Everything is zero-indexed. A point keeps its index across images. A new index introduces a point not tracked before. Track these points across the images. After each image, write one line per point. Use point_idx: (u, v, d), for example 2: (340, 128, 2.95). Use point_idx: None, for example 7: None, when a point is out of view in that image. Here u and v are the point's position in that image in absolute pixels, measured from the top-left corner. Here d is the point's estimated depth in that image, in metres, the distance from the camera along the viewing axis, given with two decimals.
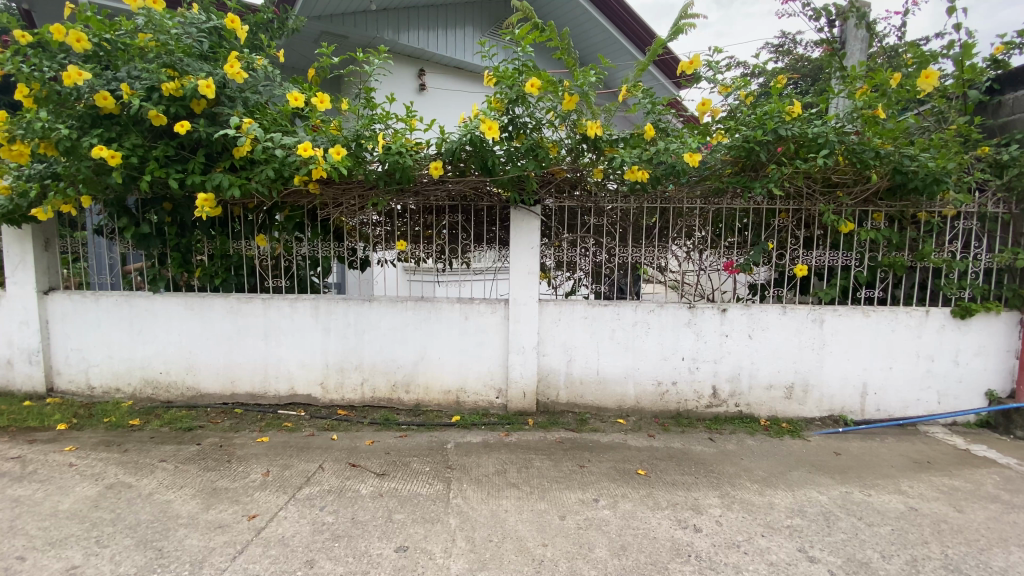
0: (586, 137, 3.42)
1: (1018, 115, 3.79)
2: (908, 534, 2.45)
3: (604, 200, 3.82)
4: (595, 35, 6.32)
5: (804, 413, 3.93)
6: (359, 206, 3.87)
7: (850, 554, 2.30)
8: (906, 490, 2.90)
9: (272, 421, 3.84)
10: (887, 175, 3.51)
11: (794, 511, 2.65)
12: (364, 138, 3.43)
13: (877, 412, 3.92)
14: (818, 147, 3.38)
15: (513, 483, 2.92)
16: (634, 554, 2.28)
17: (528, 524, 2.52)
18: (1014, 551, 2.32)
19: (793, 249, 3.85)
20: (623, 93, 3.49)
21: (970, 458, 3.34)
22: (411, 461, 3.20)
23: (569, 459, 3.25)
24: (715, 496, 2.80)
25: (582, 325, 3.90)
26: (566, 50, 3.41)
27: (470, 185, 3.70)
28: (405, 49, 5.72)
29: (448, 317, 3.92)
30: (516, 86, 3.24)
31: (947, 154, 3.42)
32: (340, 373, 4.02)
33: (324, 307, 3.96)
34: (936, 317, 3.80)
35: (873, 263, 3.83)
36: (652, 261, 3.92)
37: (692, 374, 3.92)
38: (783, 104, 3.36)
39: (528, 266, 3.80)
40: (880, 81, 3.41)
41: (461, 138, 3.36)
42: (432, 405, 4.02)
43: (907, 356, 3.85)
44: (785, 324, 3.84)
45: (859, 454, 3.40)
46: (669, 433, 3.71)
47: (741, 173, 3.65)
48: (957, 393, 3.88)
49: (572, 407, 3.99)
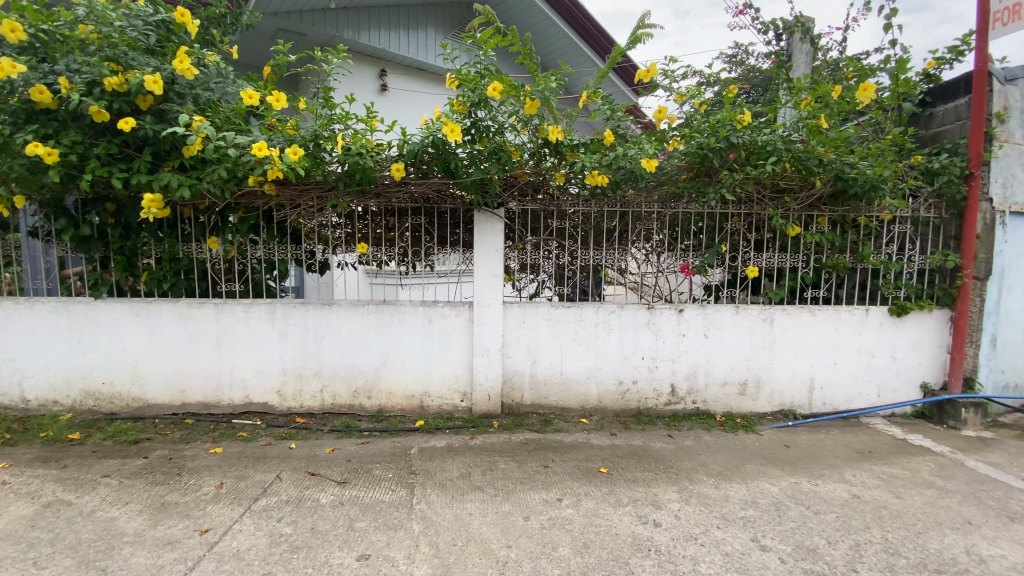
0: (548, 142, 3.47)
1: (947, 126, 4.10)
2: (851, 520, 2.60)
3: (566, 205, 3.87)
4: (556, 41, 6.41)
5: (756, 408, 4.10)
6: (318, 208, 3.76)
7: (799, 541, 2.42)
8: (850, 478, 3.07)
9: (226, 431, 3.69)
10: (829, 182, 3.70)
11: (747, 503, 2.76)
12: (322, 138, 3.33)
13: (824, 406, 4.13)
14: (767, 154, 3.56)
15: (477, 486, 2.92)
16: (597, 551, 2.32)
17: (492, 526, 2.52)
18: (947, 534, 2.49)
19: (744, 252, 4.01)
20: (584, 99, 3.55)
21: (908, 447, 3.56)
22: (373, 468, 3.14)
23: (534, 460, 3.28)
24: (674, 491, 2.88)
25: (546, 327, 3.94)
26: (528, 54, 3.42)
27: (432, 188, 3.67)
28: (366, 49, 5.65)
29: (412, 322, 3.87)
30: (478, 90, 3.26)
31: (883, 162, 3.65)
32: (298, 380, 3.91)
33: (282, 312, 3.84)
34: (876, 316, 4.04)
35: (818, 265, 4.03)
36: (612, 263, 4.00)
37: (651, 373, 4.02)
38: (734, 113, 3.54)
39: (492, 268, 3.81)
40: (823, 93, 3.65)
41: (422, 140, 3.32)
42: (395, 410, 3.96)
43: (850, 353, 4.08)
44: (738, 323, 4.00)
45: (807, 446, 3.57)
46: (630, 431, 3.80)
47: (696, 179, 3.82)
48: (895, 385, 4.14)
49: (536, 408, 4.01)
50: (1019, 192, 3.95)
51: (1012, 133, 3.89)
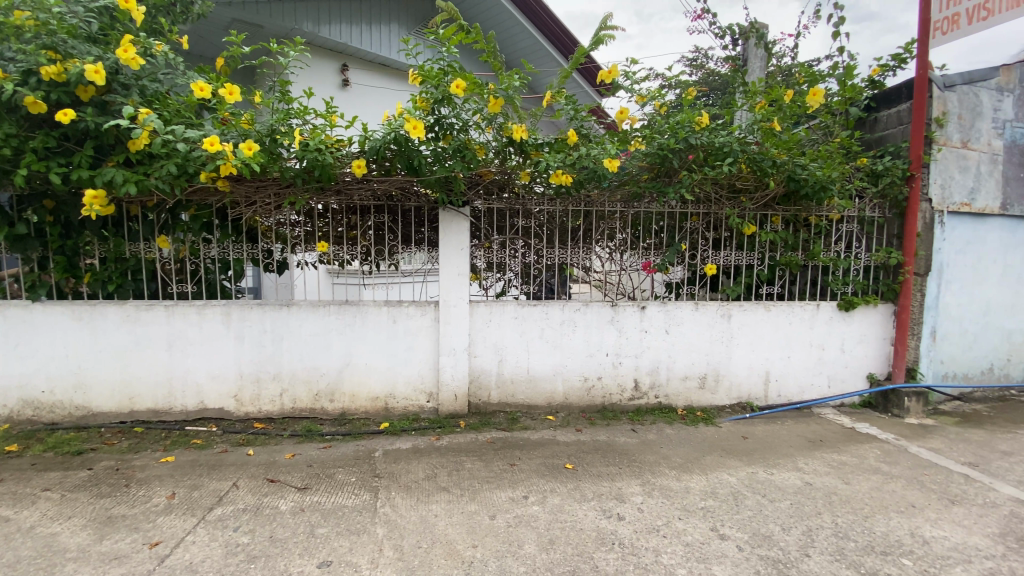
0: (512, 141, 3.44)
1: (890, 130, 4.34)
2: (804, 507, 2.71)
3: (531, 203, 3.88)
4: (520, 40, 6.44)
5: (716, 401, 4.23)
6: (275, 205, 3.65)
7: (755, 529, 2.50)
8: (802, 467, 3.20)
9: (178, 439, 3.53)
10: (782, 183, 3.85)
11: (707, 493, 2.84)
12: (278, 133, 3.22)
13: (779, 397, 4.30)
14: (724, 155, 3.68)
15: (443, 487, 2.89)
16: (562, 546, 2.34)
17: (457, 526, 2.50)
18: (892, 517, 2.63)
19: (703, 250, 4.13)
20: (547, 98, 3.56)
21: (856, 435, 3.74)
22: (335, 472, 3.07)
23: (500, 458, 3.27)
24: (637, 484, 2.94)
25: (512, 326, 3.94)
26: (492, 53, 3.41)
27: (396, 185, 3.61)
28: (326, 43, 5.52)
29: (375, 322, 3.80)
30: (441, 87, 3.21)
31: (832, 164, 3.83)
32: (256, 384, 3.78)
33: (238, 314, 3.70)
34: (826, 311, 4.23)
35: (772, 262, 4.19)
36: (576, 262, 4.05)
37: (616, 368, 4.08)
38: (693, 115, 3.67)
39: (458, 267, 3.78)
40: (776, 97, 3.80)
41: (384, 137, 3.25)
42: (359, 413, 3.88)
43: (802, 346, 4.25)
44: (698, 319, 4.11)
45: (763, 436, 3.70)
46: (595, 427, 3.85)
47: (657, 179, 3.91)
48: (844, 376, 4.34)
49: (503, 407, 4.01)
50: (957, 193, 4.21)
51: (950, 137, 4.14)
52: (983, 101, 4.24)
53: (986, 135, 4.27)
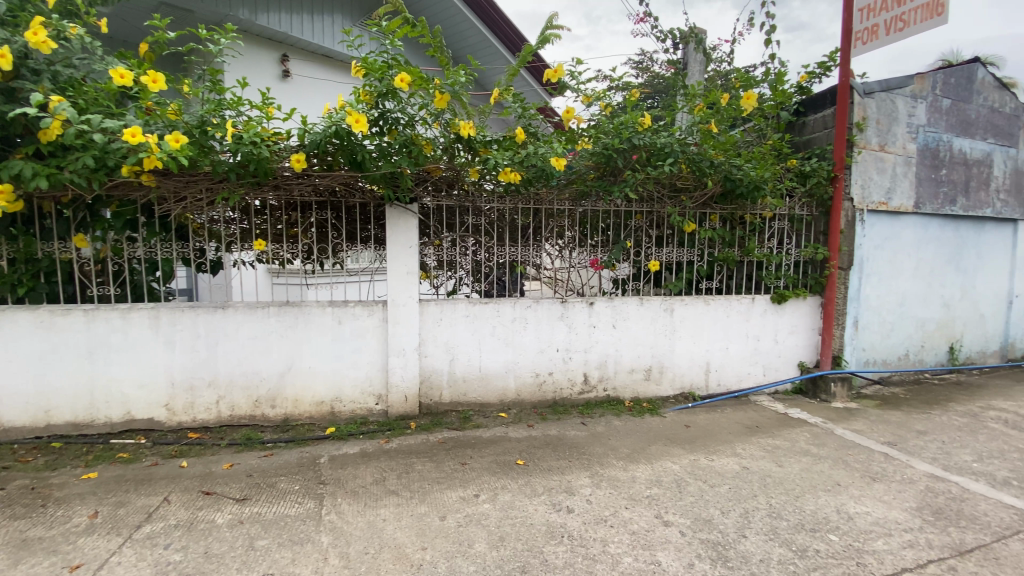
0: (460, 137, 3.39)
1: (816, 134, 4.63)
2: (741, 490, 2.85)
3: (481, 201, 3.87)
4: (469, 36, 6.40)
5: (661, 392, 4.38)
6: (207, 201, 3.44)
7: (696, 514, 2.61)
8: (740, 452, 3.37)
9: (102, 453, 3.27)
10: (720, 182, 4.03)
11: (653, 482, 2.93)
12: (209, 124, 3.03)
13: (719, 386, 4.50)
14: (665, 155, 3.82)
15: (392, 491, 2.83)
16: (512, 543, 2.34)
17: (407, 530, 2.45)
18: (820, 495, 2.81)
19: (647, 247, 4.26)
20: (495, 95, 3.55)
21: (789, 420, 3.98)
22: (277, 481, 2.94)
23: (451, 458, 3.24)
24: (587, 477, 2.99)
25: (463, 325, 3.91)
26: (439, 48, 3.36)
27: (339, 181, 3.47)
28: (264, 32, 5.28)
29: (320, 323, 3.67)
30: (385, 80, 3.14)
31: (764, 164, 4.05)
32: (189, 392, 3.56)
33: (167, 318, 3.47)
34: (760, 304, 4.47)
35: (711, 258, 4.38)
36: (527, 259, 4.07)
37: (566, 363, 4.14)
38: (636, 116, 3.80)
39: (407, 266, 3.71)
40: (713, 100, 4.01)
41: (325, 130, 3.09)
42: (303, 418, 3.73)
43: (740, 338, 4.48)
44: (642, 314, 4.24)
45: (704, 424, 3.87)
46: (547, 422, 3.89)
47: (603, 178, 4.02)
48: (777, 365, 4.61)
49: (455, 407, 3.97)
50: (875, 193, 4.56)
51: (869, 140, 4.47)
52: (899, 108, 4.60)
53: (901, 139, 4.64)
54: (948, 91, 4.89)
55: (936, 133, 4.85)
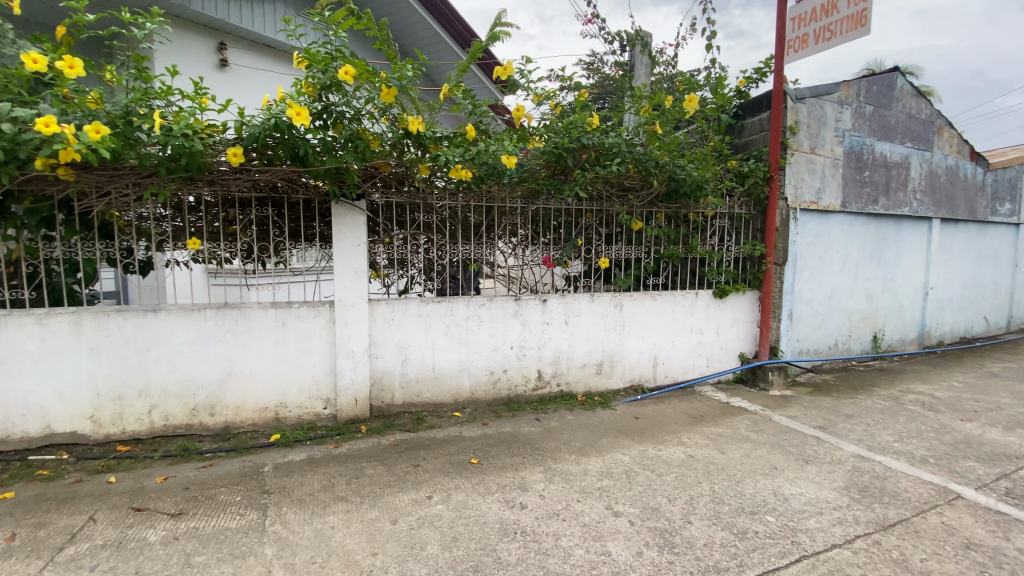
0: (409, 133, 3.34)
1: (753, 136, 4.87)
2: (687, 478, 2.97)
3: (432, 198, 3.81)
4: (419, 31, 6.30)
5: (612, 385, 4.48)
6: (134, 197, 3.22)
7: (645, 503, 2.69)
8: (686, 441, 3.50)
9: (18, 472, 2.99)
10: (665, 182, 4.17)
11: (603, 474, 3.00)
12: (135, 114, 2.81)
13: (666, 378, 4.66)
14: (614, 155, 3.92)
15: (342, 497, 2.75)
16: (465, 543, 2.33)
17: (356, 536, 2.39)
18: (758, 479, 2.97)
19: (597, 245, 4.35)
20: (444, 92, 3.48)
21: (730, 409, 4.18)
22: (217, 493, 2.79)
23: (403, 461, 3.18)
24: (540, 472, 3.02)
25: (416, 324, 3.84)
26: (386, 41, 3.27)
27: (280, 176, 3.31)
28: (199, 18, 4.98)
29: (262, 325, 3.51)
30: (329, 72, 3.03)
31: (706, 165, 4.23)
32: (117, 402, 3.32)
33: (90, 324, 3.21)
34: (704, 298, 4.66)
35: (657, 255, 4.53)
36: (481, 257, 4.04)
37: (520, 360, 4.16)
38: (585, 116, 3.87)
39: (355, 265, 3.61)
40: (658, 102, 4.12)
41: (264, 123, 2.97)
42: (245, 426, 3.55)
43: (685, 331, 4.66)
44: (594, 310, 4.33)
45: (653, 416, 4.00)
46: (501, 419, 3.90)
47: (554, 176, 4.05)
48: (720, 357, 4.83)
49: (408, 408, 3.90)
50: (806, 193, 4.85)
51: (801, 143, 4.74)
52: (827, 113, 4.91)
53: (830, 142, 4.95)
54: (870, 98, 5.26)
55: (860, 137, 5.21)
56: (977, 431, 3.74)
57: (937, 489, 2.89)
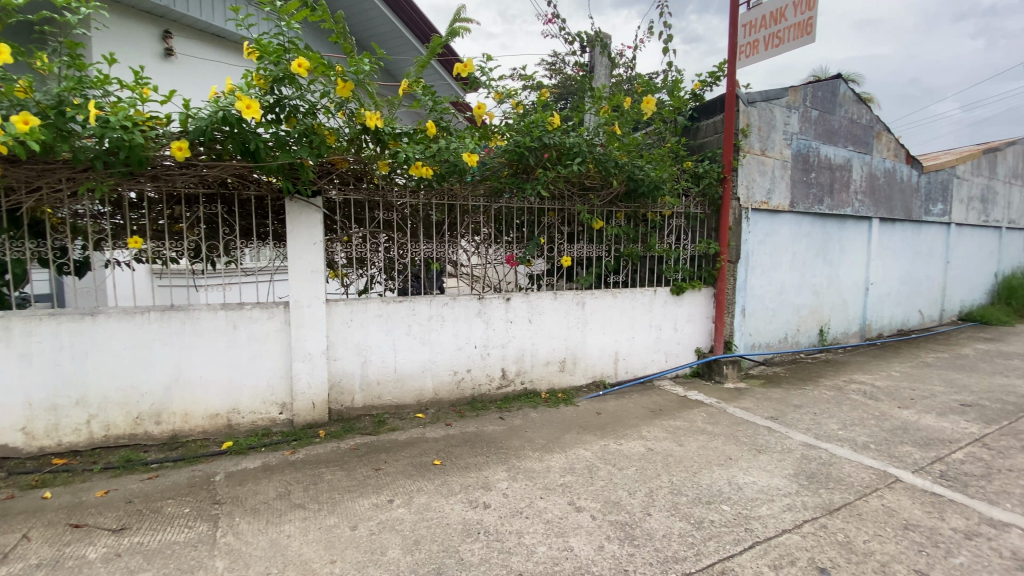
0: (367, 129, 3.26)
1: (707, 138, 5.04)
2: (647, 471, 3.03)
3: (392, 195, 3.73)
4: (378, 25, 6.18)
5: (575, 381, 4.53)
6: (68, 192, 3.02)
7: (606, 498, 2.73)
8: (645, 435, 3.59)
9: None
10: (624, 182, 4.26)
11: (566, 470, 3.03)
12: (68, 104, 2.65)
13: (627, 374, 4.75)
14: (574, 155, 3.96)
15: (298, 504, 2.66)
16: (427, 545, 2.30)
17: (314, 544, 2.32)
18: (714, 470, 3.07)
19: (560, 243, 4.38)
20: (403, 87, 3.44)
21: (688, 402, 4.31)
22: (164, 505, 2.65)
23: (364, 465, 3.11)
24: (503, 471, 3.02)
25: (376, 325, 3.76)
26: (342, 34, 3.19)
27: (230, 172, 3.17)
28: (142, 4, 4.72)
29: (212, 328, 3.35)
30: (282, 64, 2.94)
31: (663, 166, 4.34)
32: (52, 412, 3.10)
33: (19, 329, 2.99)
34: (662, 295, 4.79)
35: (618, 253, 4.60)
36: (443, 256, 4.00)
37: (484, 359, 4.14)
38: (546, 115, 3.88)
39: (311, 265, 3.50)
40: (617, 103, 4.19)
41: (211, 116, 2.83)
42: (194, 433, 3.39)
43: (644, 328, 4.76)
44: (556, 308, 4.36)
45: (614, 411, 4.07)
46: (465, 419, 3.88)
47: (516, 175, 4.05)
48: (677, 352, 4.97)
49: (369, 410, 3.82)
50: (757, 193, 5.04)
51: (752, 145, 4.93)
52: (776, 116, 5.12)
53: (779, 145, 5.17)
54: (816, 103, 5.52)
55: (807, 140, 5.46)
56: (912, 417, 3.99)
57: (878, 473, 3.06)
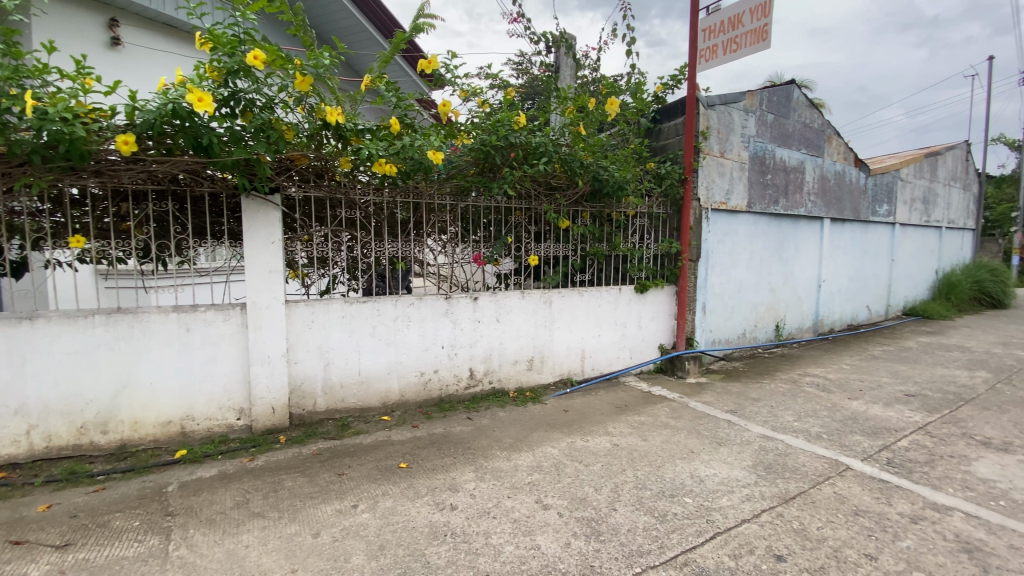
0: (327, 124, 3.16)
1: (669, 140, 5.15)
2: (612, 466, 3.08)
3: (355, 193, 3.65)
4: (340, 19, 6.05)
5: (543, 380, 4.56)
6: (3, 188, 2.82)
7: (573, 494, 2.75)
8: (611, 430, 3.64)
9: None
10: (589, 182, 4.30)
11: (533, 468, 3.04)
12: (3, 94, 2.46)
13: (593, 371, 4.82)
14: (540, 154, 3.98)
15: (258, 513, 2.57)
16: (393, 550, 2.26)
17: (274, 553, 2.24)
18: (677, 463, 3.14)
19: (527, 242, 4.40)
20: (365, 82, 3.38)
21: (652, 398, 4.40)
22: (111, 519, 2.50)
23: (327, 470, 3.03)
24: (471, 471, 3.00)
25: (339, 326, 3.67)
26: (302, 27, 3.09)
27: (182, 168, 3.03)
28: None
29: (163, 332, 3.19)
30: (236, 56, 2.83)
31: (627, 167, 4.42)
32: None
33: None
34: (627, 293, 4.87)
35: (584, 252, 4.65)
36: (409, 255, 3.96)
37: (451, 360, 4.11)
38: (511, 114, 3.87)
39: (269, 265, 3.38)
40: (582, 104, 4.24)
41: (159, 108, 2.69)
42: (145, 442, 3.22)
43: (610, 325, 4.84)
44: (524, 307, 4.37)
45: (581, 408, 4.11)
46: (432, 420, 3.84)
47: (482, 174, 4.04)
48: (641, 349, 5.07)
49: (332, 414, 3.73)
50: (717, 194, 5.19)
51: (712, 148, 5.07)
52: (734, 119, 5.29)
53: (737, 147, 5.34)
54: (771, 107, 5.73)
55: (763, 143, 5.66)
56: (861, 408, 4.20)
57: (830, 462, 3.21)
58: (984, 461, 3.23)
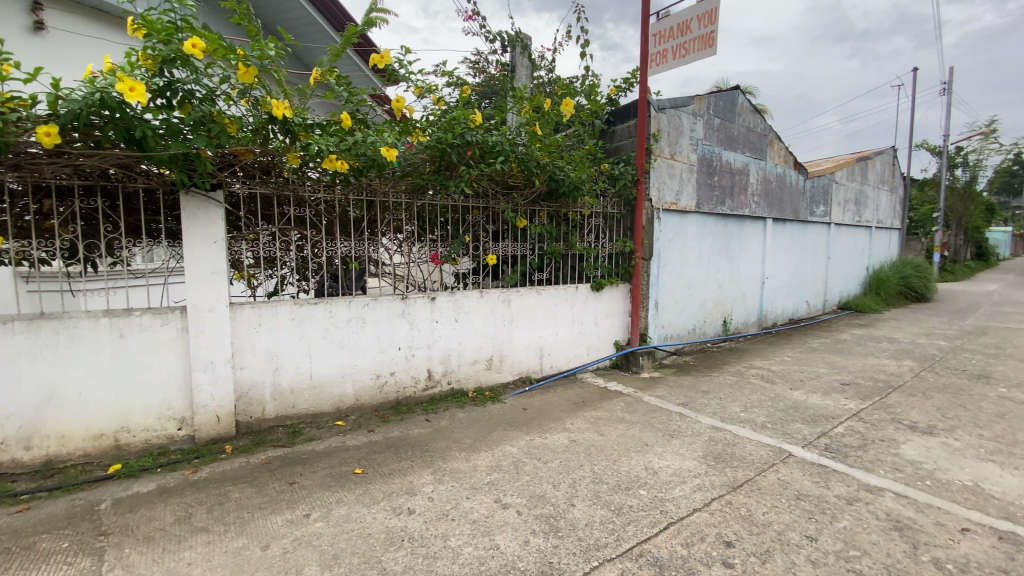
0: (274, 118, 3.04)
1: (622, 142, 5.29)
2: (570, 462, 3.12)
3: (304, 190, 3.51)
4: (288, 10, 5.83)
5: (501, 379, 4.55)
6: None
7: (531, 492, 2.77)
8: (569, 427, 3.69)
9: None
10: (545, 181, 4.34)
11: (492, 468, 3.04)
12: None
13: (551, 368, 4.86)
14: (497, 153, 3.97)
15: (202, 527, 2.44)
16: (348, 558, 2.20)
17: (220, 569, 2.13)
18: (632, 457, 3.22)
19: (484, 241, 4.38)
20: (314, 76, 3.27)
21: (609, 393, 4.49)
22: (36, 541, 2.31)
23: (277, 479, 2.91)
24: (428, 474, 2.96)
25: (288, 329, 3.53)
26: (246, 15, 2.95)
27: (112, 163, 2.82)
28: None
29: (93, 338, 2.97)
30: (173, 44, 2.67)
31: (582, 167, 4.49)
32: None
33: None
34: (583, 292, 4.95)
35: (541, 251, 4.70)
36: (363, 255, 3.85)
37: (408, 361, 4.04)
38: (468, 112, 3.83)
39: (212, 265, 3.22)
40: (538, 104, 4.27)
41: (85, 97, 2.49)
42: (74, 457, 2.99)
43: (567, 323, 4.90)
44: (482, 306, 4.35)
45: (539, 406, 4.14)
46: (388, 424, 3.75)
47: (438, 172, 4.00)
48: (597, 346, 5.16)
49: (282, 421, 3.59)
50: (668, 194, 5.35)
51: (663, 149, 5.22)
52: (683, 122, 5.47)
53: (686, 149, 5.53)
54: (718, 111, 5.96)
55: (710, 145, 5.89)
56: (801, 397, 4.45)
57: (774, 450, 3.37)
58: (911, 444, 3.49)
